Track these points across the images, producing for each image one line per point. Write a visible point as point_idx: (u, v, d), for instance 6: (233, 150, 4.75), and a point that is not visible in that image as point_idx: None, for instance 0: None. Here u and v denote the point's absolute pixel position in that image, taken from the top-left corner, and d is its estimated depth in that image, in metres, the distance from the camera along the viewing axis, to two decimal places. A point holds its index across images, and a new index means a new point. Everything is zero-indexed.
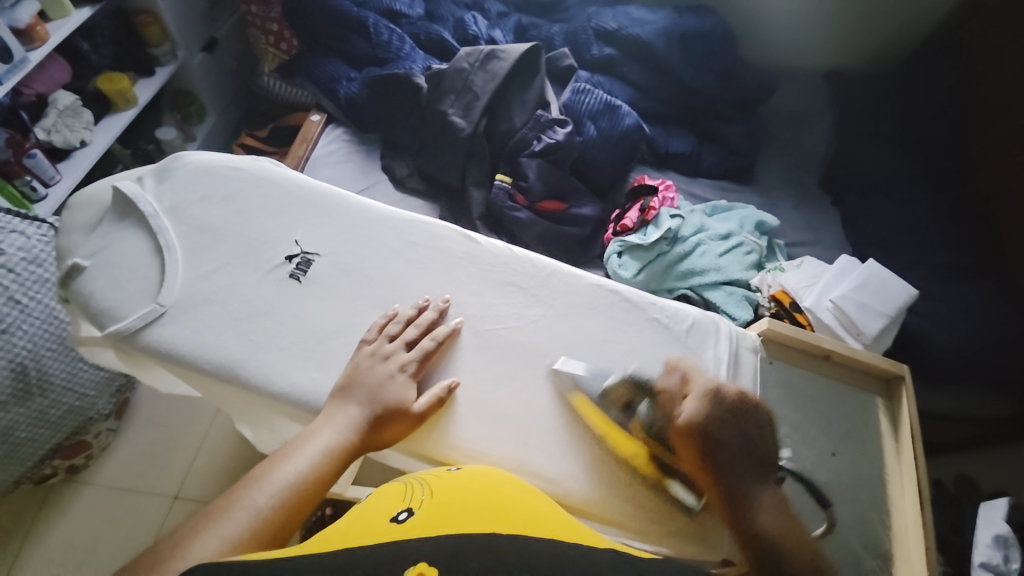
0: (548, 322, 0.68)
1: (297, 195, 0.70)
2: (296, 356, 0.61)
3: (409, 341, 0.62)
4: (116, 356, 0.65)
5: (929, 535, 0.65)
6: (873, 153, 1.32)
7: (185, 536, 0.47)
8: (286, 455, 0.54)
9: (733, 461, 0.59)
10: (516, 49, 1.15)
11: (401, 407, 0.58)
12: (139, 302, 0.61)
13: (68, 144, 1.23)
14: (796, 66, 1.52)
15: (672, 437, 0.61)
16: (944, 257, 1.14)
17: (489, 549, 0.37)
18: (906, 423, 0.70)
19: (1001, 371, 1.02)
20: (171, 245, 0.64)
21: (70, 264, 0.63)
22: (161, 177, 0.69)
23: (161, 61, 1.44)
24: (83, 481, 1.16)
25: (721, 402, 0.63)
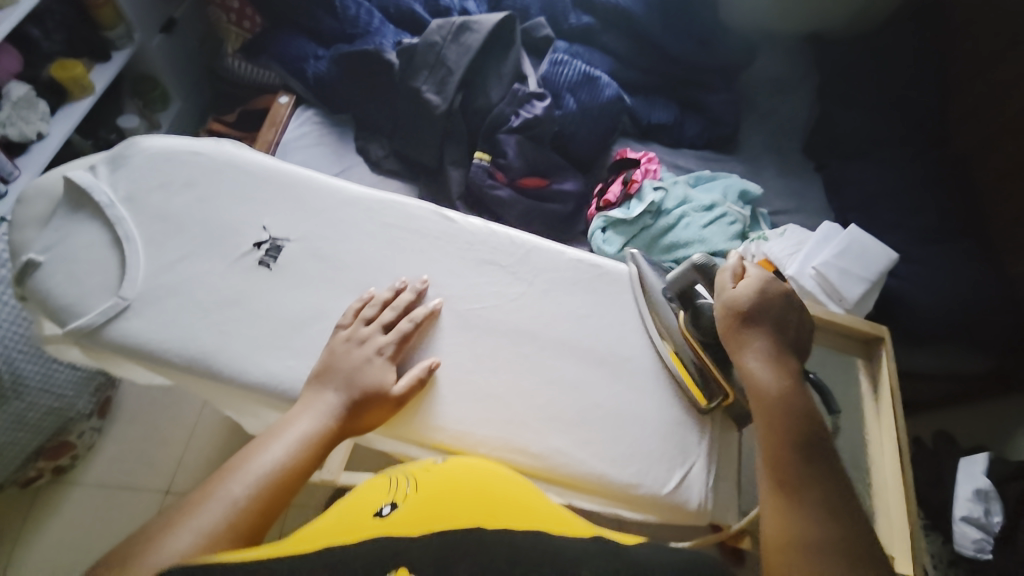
0: (529, 298, 0.67)
1: (261, 178, 0.67)
2: (272, 345, 0.60)
3: (386, 323, 0.61)
4: (82, 354, 0.62)
5: (908, 489, 0.67)
6: (854, 117, 1.31)
7: (156, 531, 0.45)
8: (264, 444, 0.52)
9: (771, 340, 0.57)
10: (489, 18, 1.10)
11: (380, 390, 0.57)
12: (100, 297, 0.59)
13: (24, 138, 1.17)
14: (777, 29, 1.49)
15: (716, 315, 0.60)
16: (924, 219, 1.15)
17: (475, 546, 0.37)
18: (885, 383, 0.71)
19: (977, 330, 1.04)
20: (130, 236, 0.61)
21: (24, 259, 0.60)
22: (115, 164, 0.65)
23: (116, 44, 1.37)
24: (71, 482, 1.15)
25: (779, 289, 0.59)
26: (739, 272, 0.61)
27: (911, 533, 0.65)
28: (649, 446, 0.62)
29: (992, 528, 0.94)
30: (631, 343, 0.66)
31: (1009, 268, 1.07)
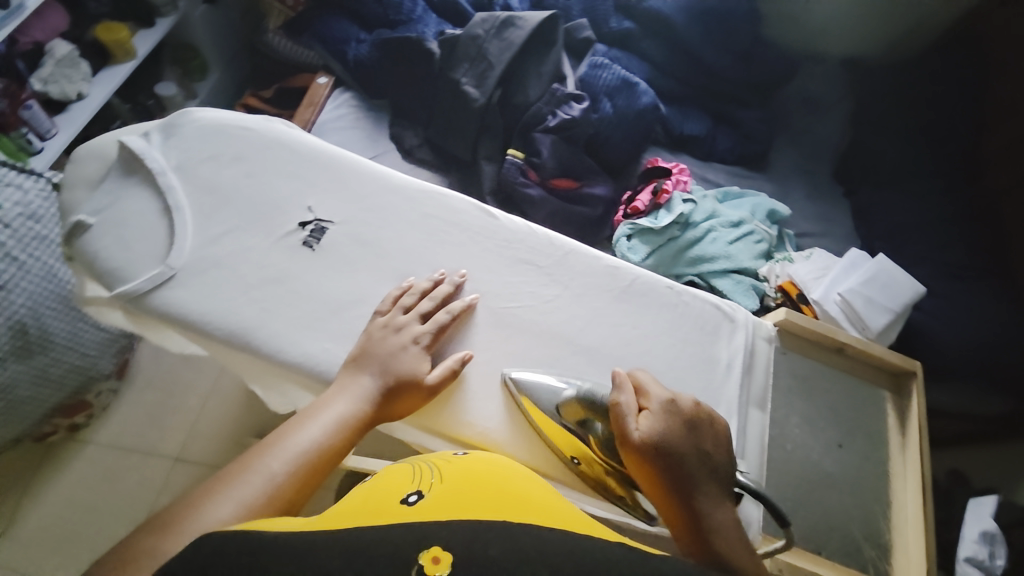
0: (564, 301, 0.67)
1: (310, 159, 0.67)
2: (308, 325, 0.60)
3: (423, 314, 0.61)
4: (123, 317, 0.63)
5: (928, 526, 0.66)
6: (890, 145, 1.29)
7: (198, 498, 0.47)
8: (300, 424, 0.54)
9: (689, 472, 0.52)
10: (534, 15, 1.09)
11: (414, 380, 0.58)
12: (147, 264, 0.60)
13: (65, 96, 1.18)
14: (818, 49, 1.47)
15: (622, 453, 0.54)
16: (955, 255, 1.13)
17: (503, 539, 0.37)
18: (914, 418, 0.71)
19: (1000, 372, 1.02)
20: (180, 205, 0.62)
21: (74, 221, 0.61)
22: (168, 134, 0.66)
23: (161, 11, 1.37)
24: (85, 439, 1.17)
25: (679, 416, 0.55)
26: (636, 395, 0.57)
27: (930, 570, 0.65)
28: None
29: (994, 571, 0.93)
30: (664, 357, 0.65)
31: None
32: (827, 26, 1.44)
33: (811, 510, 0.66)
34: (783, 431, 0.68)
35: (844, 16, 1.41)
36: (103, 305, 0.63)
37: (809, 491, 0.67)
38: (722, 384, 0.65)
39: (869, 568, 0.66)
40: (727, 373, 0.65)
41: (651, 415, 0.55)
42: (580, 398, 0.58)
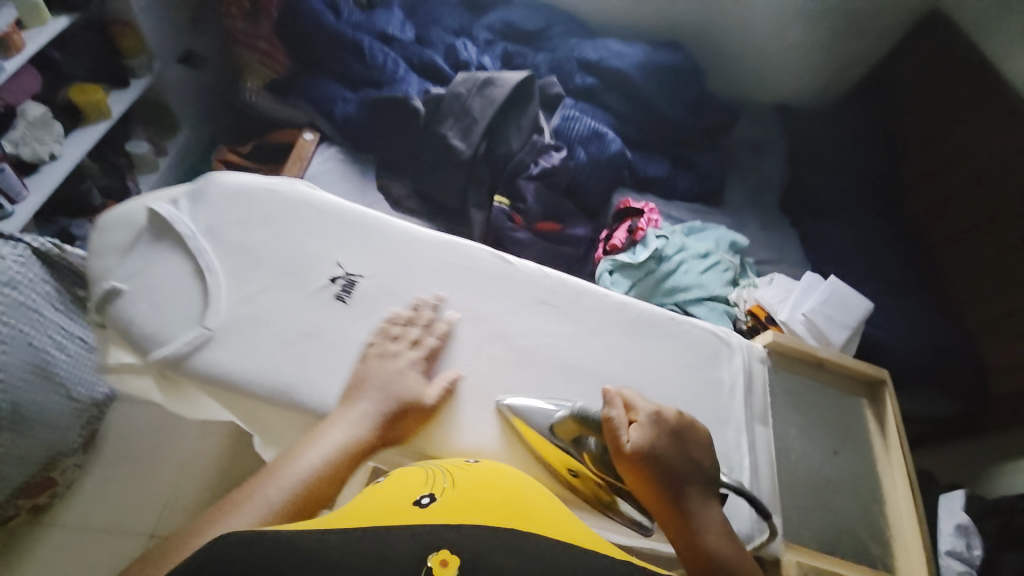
0: (583, 336, 0.71)
1: (335, 216, 0.70)
2: (349, 378, 0.62)
3: (413, 339, 0.64)
4: (155, 386, 0.64)
5: (920, 521, 0.73)
6: (827, 179, 1.46)
7: (197, 531, 0.48)
8: (299, 452, 0.54)
9: (681, 481, 0.57)
10: (511, 77, 1.19)
11: (413, 403, 0.60)
12: (185, 328, 0.61)
13: (37, 157, 1.16)
14: (753, 99, 1.68)
15: (618, 465, 0.58)
16: (890, 272, 1.28)
17: (508, 543, 0.39)
18: (891, 422, 0.78)
19: (945, 374, 1.16)
20: (213, 268, 0.64)
21: (107, 288, 0.62)
22: (195, 198, 0.68)
23: (137, 72, 1.39)
24: (49, 521, 1.10)
25: (666, 427, 0.59)
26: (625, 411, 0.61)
27: (930, 561, 0.71)
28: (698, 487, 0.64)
29: (972, 561, 1.01)
30: (678, 385, 0.70)
31: (966, 318, 1.21)
32: (760, 80, 1.65)
33: (818, 516, 0.72)
34: (786, 444, 0.75)
35: (773, 71, 1.63)
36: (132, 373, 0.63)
37: (812, 497, 0.73)
38: (728, 404, 0.71)
39: (878, 564, 0.72)
40: (730, 394, 0.71)
41: (642, 429, 0.59)
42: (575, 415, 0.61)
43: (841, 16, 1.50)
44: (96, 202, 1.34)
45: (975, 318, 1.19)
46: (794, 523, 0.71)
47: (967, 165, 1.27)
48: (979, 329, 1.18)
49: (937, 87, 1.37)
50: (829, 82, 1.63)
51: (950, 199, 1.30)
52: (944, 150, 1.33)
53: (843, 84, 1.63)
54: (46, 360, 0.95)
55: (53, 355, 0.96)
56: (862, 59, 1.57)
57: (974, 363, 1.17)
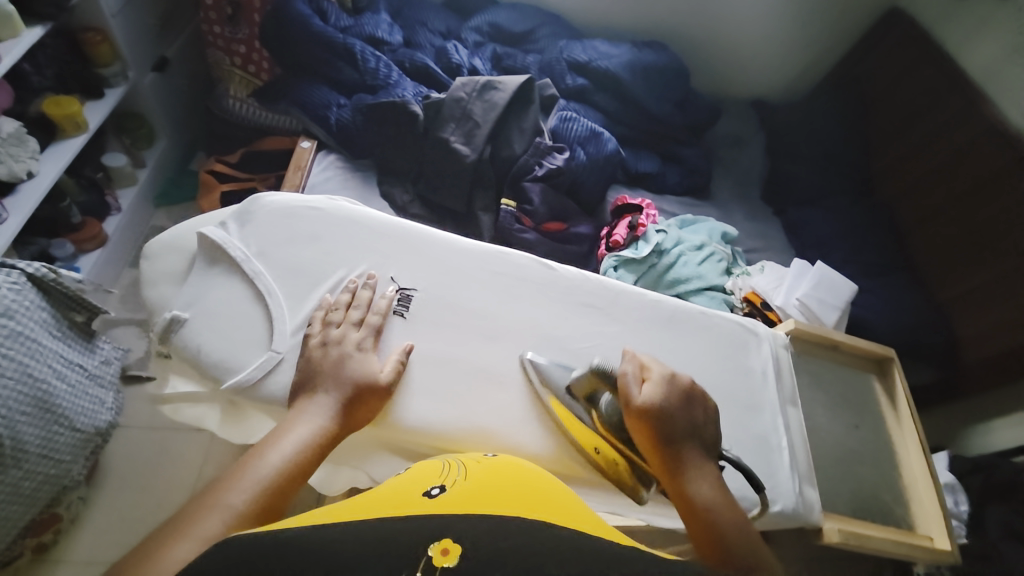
0: (626, 335, 0.75)
1: (383, 233, 0.74)
2: (420, 390, 0.66)
3: (357, 320, 0.66)
4: (219, 413, 0.67)
5: (934, 481, 0.82)
6: (807, 169, 1.55)
7: (162, 543, 0.44)
8: (260, 453, 0.53)
9: (682, 437, 0.60)
10: (512, 80, 1.21)
11: (370, 384, 0.61)
12: (253, 352, 0.64)
13: (13, 176, 1.09)
14: (730, 94, 1.75)
15: (626, 419, 0.62)
16: (869, 255, 1.38)
17: (515, 531, 0.38)
18: (901, 395, 0.87)
19: (925, 347, 1.26)
20: (272, 290, 0.67)
21: (169, 317, 0.65)
22: (242, 221, 0.71)
23: (110, 82, 1.31)
24: (55, 558, 1.06)
25: (678, 388, 0.63)
26: (639, 371, 0.65)
27: (945, 517, 0.80)
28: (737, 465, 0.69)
29: (961, 515, 1.13)
30: (716, 375, 0.75)
31: (939, 294, 1.32)
32: (737, 77, 1.72)
33: (849, 485, 0.81)
34: (814, 421, 0.83)
35: (750, 68, 1.70)
36: (190, 401, 0.66)
37: (838, 468, 0.81)
38: (762, 390, 0.76)
39: (902, 523, 0.81)
40: (763, 379, 0.77)
41: (652, 387, 0.62)
42: (591, 371, 0.64)
43: (812, 14, 1.58)
44: (75, 220, 1.26)
45: (944, 293, 1.30)
46: (828, 493, 0.79)
47: (933, 151, 1.37)
48: (948, 303, 1.29)
49: (899, 80, 1.48)
50: (800, 76, 1.72)
51: (919, 184, 1.40)
52: (908, 139, 1.44)
53: (812, 78, 1.72)
54: (47, 391, 0.89)
55: (54, 385, 0.90)
56: (829, 55, 1.67)
57: (947, 334, 1.28)
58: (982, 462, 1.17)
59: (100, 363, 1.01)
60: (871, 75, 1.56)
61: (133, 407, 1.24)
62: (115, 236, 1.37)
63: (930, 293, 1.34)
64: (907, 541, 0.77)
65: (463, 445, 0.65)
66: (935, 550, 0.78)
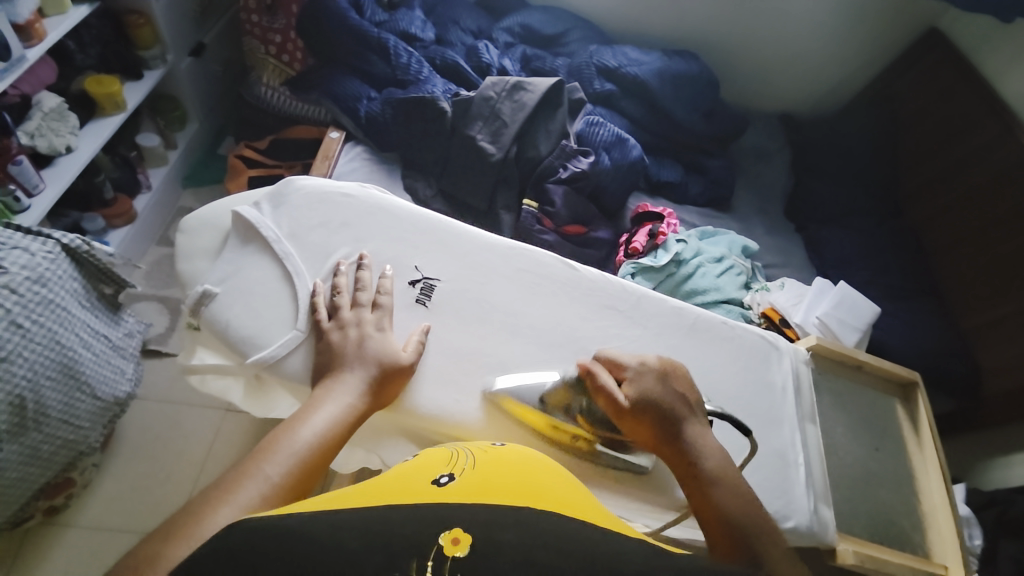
0: (646, 339, 0.74)
1: (411, 224, 0.75)
2: (438, 380, 0.66)
3: (368, 302, 0.67)
4: (242, 387, 0.68)
5: (954, 511, 0.80)
6: (835, 188, 1.52)
7: (201, 505, 0.46)
8: (291, 427, 0.54)
9: (675, 420, 0.61)
10: (541, 82, 1.22)
11: (394, 366, 0.62)
12: (279, 330, 0.65)
13: (53, 150, 1.13)
14: (758, 108, 1.73)
15: (609, 415, 0.62)
16: (894, 278, 1.35)
17: (522, 524, 0.37)
18: (925, 421, 0.85)
19: (949, 375, 1.23)
20: (299, 270, 0.68)
21: (201, 290, 0.66)
22: (276, 202, 0.72)
23: (150, 64, 1.35)
24: (64, 522, 1.08)
25: (654, 373, 0.63)
26: (613, 368, 0.65)
27: (963, 549, 0.78)
28: (757, 478, 0.69)
29: (976, 550, 1.10)
30: (734, 384, 0.74)
31: (965, 321, 1.29)
32: (767, 90, 1.71)
33: (866, 509, 0.79)
34: (834, 441, 0.81)
35: (781, 82, 1.68)
36: (216, 373, 0.67)
37: (858, 490, 0.80)
38: (782, 403, 0.75)
39: (918, 551, 0.80)
40: (783, 394, 0.76)
41: (631, 380, 0.63)
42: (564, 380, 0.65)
43: (846, 32, 1.57)
44: (106, 196, 1.29)
45: (969, 322, 1.27)
46: (845, 516, 0.77)
47: (967, 175, 1.34)
48: (973, 332, 1.27)
49: (934, 102, 1.45)
50: (831, 93, 1.70)
51: (949, 208, 1.37)
52: (941, 162, 1.41)
53: (843, 96, 1.70)
54: (73, 359, 0.91)
55: (79, 353, 0.93)
56: (862, 74, 1.65)
57: (969, 363, 1.25)
58: (998, 497, 1.14)
59: (122, 335, 1.04)
60: (905, 95, 1.54)
61: (150, 380, 1.27)
62: (144, 214, 1.40)
63: (955, 320, 1.30)
64: (921, 571, 0.76)
65: (475, 437, 0.65)
66: None
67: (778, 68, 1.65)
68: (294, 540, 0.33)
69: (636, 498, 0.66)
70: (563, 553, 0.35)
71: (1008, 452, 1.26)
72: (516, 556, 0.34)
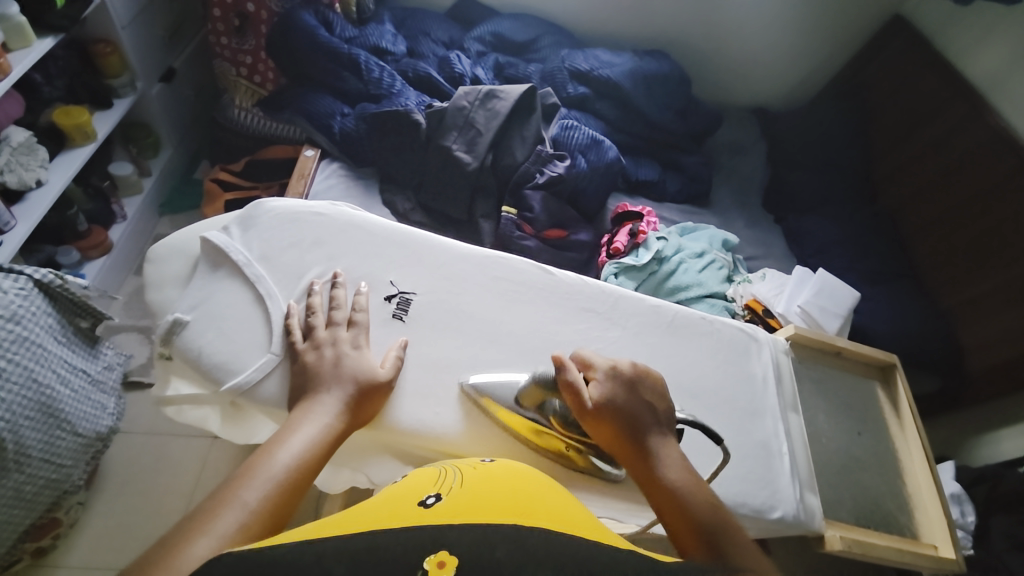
0: (624, 339, 0.75)
1: (385, 239, 0.75)
2: (419, 395, 0.66)
3: (344, 320, 0.66)
4: (220, 414, 0.68)
5: (938, 489, 0.82)
6: (811, 177, 1.54)
7: (179, 537, 0.45)
8: (269, 451, 0.53)
9: (639, 431, 0.59)
10: (514, 89, 1.23)
11: (372, 382, 0.62)
12: (254, 354, 0.64)
13: (23, 184, 1.12)
14: (731, 103, 1.76)
15: (578, 417, 0.61)
16: (872, 262, 1.37)
17: (508, 539, 0.36)
18: (904, 402, 0.87)
19: (930, 355, 1.25)
20: (272, 292, 0.68)
21: (172, 318, 0.66)
22: (246, 225, 0.72)
23: (119, 92, 1.34)
24: (52, 564, 1.05)
25: (622, 378, 0.62)
26: (585, 371, 0.64)
27: (950, 526, 0.80)
28: (742, 472, 0.70)
29: (968, 526, 1.11)
30: (715, 379, 0.75)
31: (943, 301, 1.31)
32: (738, 86, 1.73)
33: (854, 492, 0.80)
34: (817, 428, 0.82)
35: (751, 76, 1.71)
36: (192, 402, 0.66)
37: (845, 475, 0.81)
38: (763, 395, 0.76)
39: (906, 531, 0.81)
40: (764, 385, 0.77)
41: (600, 382, 0.62)
42: (534, 381, 0.63)
43: (810, 25, 1.61)
44: (80, 227, 1.27)
45: (947, 301, 1.30)
46: (832, 502, 0.78)
47: (936, 158, 1.38)
48: (951, 311, 1.29)
49: (901, 88, 1.49)
50: (800, 85, 1.73)
51: (920, 191, 1.41)
52: (910, 146, 1.44)
53: (812, 87, 1.74)
54: (52, 396, 0.90)
55: (58, 390, 0.91)
56: (828, 65, 1.69)
57: (950, 342, 1.27)
58: (987, 472, 1.16)
59: (102, 368, 1.02)
60: (871, 83, 1.57)
61: (135, 411, 1.24)
62: (120, 243, 1.38)
63: (934, 300, 1.33)
64: (910, 551, 0.77)
65: (460, 448, 0.65)
66: (940, 559, 0.78)
67: (748, 62, 1.68)
68: (269, 568, 0.33)
69: (624, 498, 0.67)
70: (542, 562, 0.35)
71: (994, 427, 1.28)
72: (512, 573, 0.33)
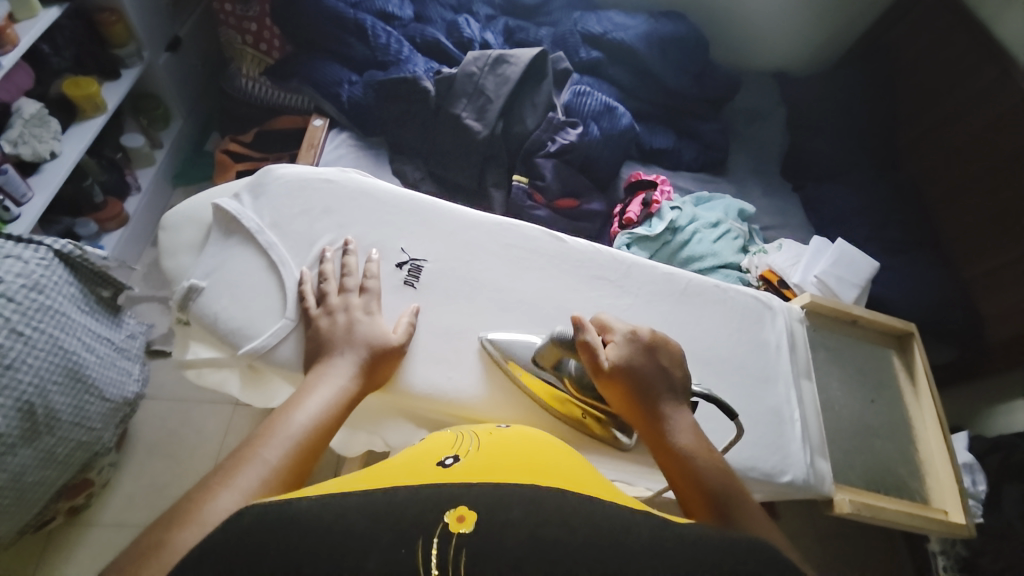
0: (635, 307, 0.74)
1: (395, 206, 0.74)
2: (431, 359, 0.67)
3: (356, 287, 0.67)
4: (239, 379, 0.69)
5: (951, 456, 0.81)
6: (834, 143, 1.48)
7: (204, 491, 0.46)
8: (287, 412, 0.55)
9: (655, 398, 0.59)
10: (524, 54, 1.19)
11: (385, 347, 0.63)
12: (269, 320, 0.66)
13: (37, 156, 1.13)
14: (752, 67, 1.69)
15: (594, 380, 0.61)
16: (894, 232, 1.33)
17: (524, 500, 0.37)
18: (921, 370, 0.86)
19: (950, 326, 1.23)
20: (285, 259, 0.68)
21: (188, 285, 0.67)
22: (256, 193, 0.72)
23: (126, 62, 1.33)
24: (86, 522, 1.12)
25: (640, 343, 0.62)
26: (603, 333, 0.64)
27: (962, 492, 0.80)
28: (754, 438, 0.70)
29: (979, 495, 1.09)
30: (727, 346, 0.74)
31: (966, 271, 1.27)
32: (760, 48, 1.65)
33: (866, 459, 0.80)
34: (830, 396, 0.82)
35: (776, 37, 1.62)
36: (211, 366, 0.68)
37: (857, 442, 0.81)
38: (776, 362, 0.75)
39: (916, 496, 0.81)
40: (778, 352, 0.76)
41: (618, 346, 0.61)
42: (553, 341, 0.63)
43: None
44: (97, 200, 1.29)
45: (970, 271, 1.26)
46: (842, 468, 0.78)
47: (967, 122, 1.31)
48: (973, 281, 1.26)
49: (934, 47, 1.40)
50: (825, 46, 1.65)
51: (949, 157, 1.34)
52: (941, 109, 1.37)
53: (837, 48, 1.65)
54: (78, 363, 0.93)
55: (84, 357, 0.94)
56: (856, 24, 1.59)
57: (971, 313, 1.24)
58: (1001, 442, 1.15)
59: (125, 337, 1.05)
60: (901, 43, 1.49)
61: (158, 379, 1.29)
62: (136, 216, 1.40)
63: (957, 270, 1.29)
64: (920, 516, 0.77)
65: (473, 411, 0.66)
66: (950, 524, 0.78)
67: (772, 22, 1.59)
68: (290, 519, 0.34)
69: (635, 462, 0.68)
70: (555, 519, 0.35)
71: (1012, 398, 1.26)
72: (525, 529, 0.34)
